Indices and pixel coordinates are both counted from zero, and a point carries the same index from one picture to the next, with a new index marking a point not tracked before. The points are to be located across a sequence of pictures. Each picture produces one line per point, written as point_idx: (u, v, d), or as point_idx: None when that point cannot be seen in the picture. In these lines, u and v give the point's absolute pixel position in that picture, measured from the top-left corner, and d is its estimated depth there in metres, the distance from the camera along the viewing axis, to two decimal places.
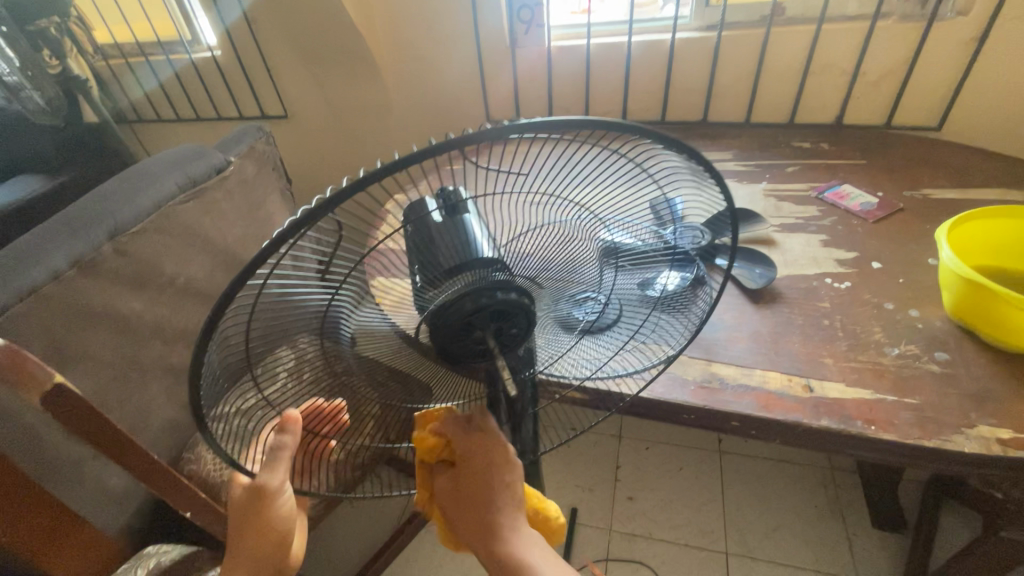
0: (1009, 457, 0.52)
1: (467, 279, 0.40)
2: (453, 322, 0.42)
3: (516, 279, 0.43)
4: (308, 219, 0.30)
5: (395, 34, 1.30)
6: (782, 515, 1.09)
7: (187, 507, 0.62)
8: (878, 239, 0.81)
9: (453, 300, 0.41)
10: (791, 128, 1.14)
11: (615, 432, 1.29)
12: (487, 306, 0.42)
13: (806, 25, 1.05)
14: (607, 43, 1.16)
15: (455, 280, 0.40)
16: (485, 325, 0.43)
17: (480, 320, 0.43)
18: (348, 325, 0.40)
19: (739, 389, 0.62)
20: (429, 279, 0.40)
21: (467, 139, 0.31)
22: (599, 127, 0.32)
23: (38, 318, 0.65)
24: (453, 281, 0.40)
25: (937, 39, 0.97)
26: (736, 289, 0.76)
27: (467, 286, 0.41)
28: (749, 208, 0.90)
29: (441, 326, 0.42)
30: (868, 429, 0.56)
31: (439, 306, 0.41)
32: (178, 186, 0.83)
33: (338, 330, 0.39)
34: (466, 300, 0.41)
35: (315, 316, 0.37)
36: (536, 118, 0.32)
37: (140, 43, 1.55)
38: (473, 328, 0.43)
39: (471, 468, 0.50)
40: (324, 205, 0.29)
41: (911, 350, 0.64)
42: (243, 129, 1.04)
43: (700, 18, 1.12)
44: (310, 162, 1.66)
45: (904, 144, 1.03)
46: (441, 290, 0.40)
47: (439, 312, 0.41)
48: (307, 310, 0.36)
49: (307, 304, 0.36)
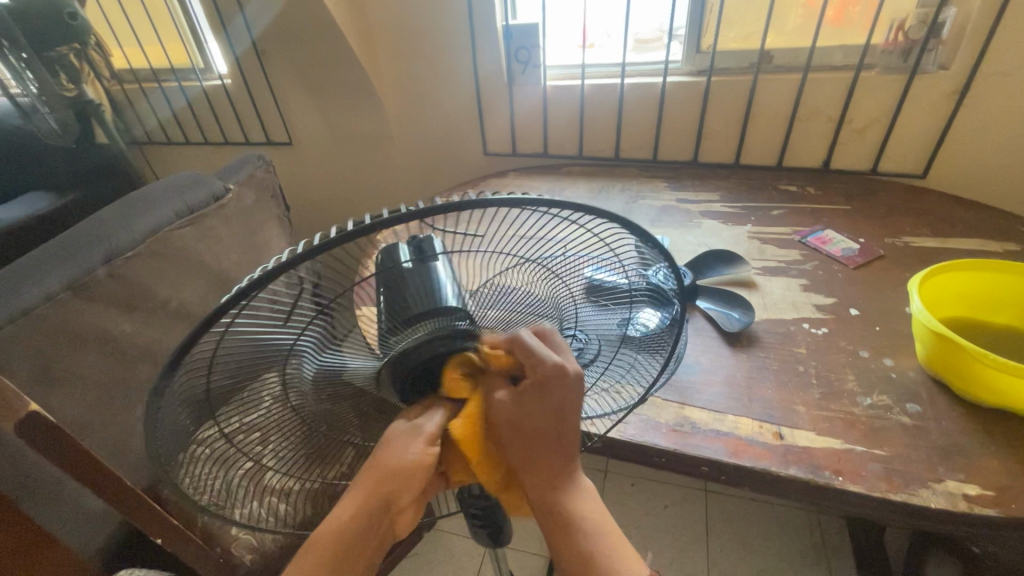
0: (976, 514, 0.52)
1: (428, 329, 0.39)
2: (412, 370, 0.41)
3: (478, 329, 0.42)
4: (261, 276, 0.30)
5: (398, 70, 1.35)
6: (765, 559, 1.08)
7: (159, 534, 0.62)
8: (856, 285, 0.82)
9: (409, 349, 0.40)
10: (779, 171, 1.16)
11: (601, 467, 1.28)
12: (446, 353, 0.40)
13: (792, 73, 1.08)
14: (601, 85, 1.20)
15: (415, 329, 0.39)
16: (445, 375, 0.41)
17: (440, 370, 0.41)
18: (311, 367, 0.40)
19: (709, 434, 0.62)
20: (392, 326, 0.38)
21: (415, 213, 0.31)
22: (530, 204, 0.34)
23: (30, 341, 0.65)
24: (413, 330, 0.39)
25: (919, 91, 1.00)
26: (715, 332, 0.77)
27: (428, 335, 0.39)
28: (732, 250, 0.91)
29: (399, 372, 0.41)
30: (837, 480, 0.56)
31: (399, 353, 0.40)
32: (175, 214, 0.86)
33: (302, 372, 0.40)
34: (424, 349, 0.40)
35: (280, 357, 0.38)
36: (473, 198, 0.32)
37: (154, 69, 1.61)
38: (431, 375, 0.41)
39: (554, 403, 0.39)
40: (280, 263, 0.30)
41: (884, 400, 0.64)
42: (244, 159, 1.09)
43: (691, 63, 1.16)
44: (311, 186, 1.69)
45: (888, 190, 1.05)
46: (401, 338, 0.39)
47: (396, 358, 0.40)
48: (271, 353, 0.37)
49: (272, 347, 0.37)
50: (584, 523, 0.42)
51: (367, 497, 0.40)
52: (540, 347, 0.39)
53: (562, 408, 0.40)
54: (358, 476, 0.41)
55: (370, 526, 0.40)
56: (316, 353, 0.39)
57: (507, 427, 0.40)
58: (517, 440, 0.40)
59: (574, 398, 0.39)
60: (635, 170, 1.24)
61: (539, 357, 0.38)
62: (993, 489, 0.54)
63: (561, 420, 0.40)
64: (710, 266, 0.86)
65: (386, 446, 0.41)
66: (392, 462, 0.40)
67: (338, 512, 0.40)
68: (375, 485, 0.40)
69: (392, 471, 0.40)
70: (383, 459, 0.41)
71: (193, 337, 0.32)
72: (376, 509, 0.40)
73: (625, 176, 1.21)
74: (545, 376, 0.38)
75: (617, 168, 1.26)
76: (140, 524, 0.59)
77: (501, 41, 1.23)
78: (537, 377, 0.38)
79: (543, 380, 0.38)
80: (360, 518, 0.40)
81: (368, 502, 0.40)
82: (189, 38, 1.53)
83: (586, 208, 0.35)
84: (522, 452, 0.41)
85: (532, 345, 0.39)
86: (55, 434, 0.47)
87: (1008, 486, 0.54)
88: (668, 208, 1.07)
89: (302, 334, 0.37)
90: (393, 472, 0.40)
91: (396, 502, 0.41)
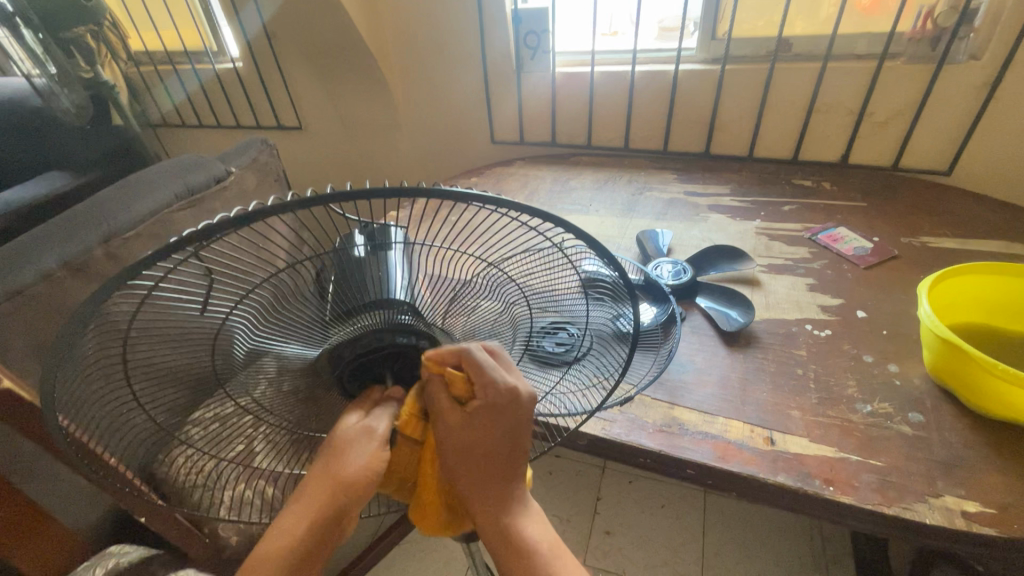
0: (974, 532, 0.49)
1: (370, 319, 0.40)
2: (347, 360, 0.41)
3: (421, 324, 0.42)
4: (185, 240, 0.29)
5: (406, 54, 1.33)
6: (762, 564, 1.06)
7: (143, 513, 0.65)
8: (866, 286, 0.79)
9: (347, 338, 0.40)
10: (794, 165, 1.12)
11: (600, 463, 1.27)
12: (385, 348, 0.41)
13: (812, 62, 1.03)
14: (611, 72, 1.16)
15: (356, 319, 0.40)
16: (383, 365, 0.42)
17: (377, 362, 0.42)
18: (243, 347, 0.38)
19: (697, 436, 0.60)
20: (338, 313, 0.39)
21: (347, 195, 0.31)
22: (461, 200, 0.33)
23: (24, 316, 0.66)
24: (354, 320, 0.40)
25: (946, 83, 0.94)
26: (711, 330, 0.74)
27: (366, 329, 0.40)
28: (737, 246, 0.88)
29: (338, 363, 0.41)
30: (827, 490, 0.53)
31: (336, 342, 0.41)
32: (175, 195, 0.86)
33: (233, 353, 0.38)
34: (362, 340, 0.41)
35: (208, 333, 0.36)
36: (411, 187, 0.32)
37: (169, 52, 1.63)
38: (368, 369, 0.42)
39: (505, 424, 0.38)
40: (203, 229, 0.29)
41: (884, 408, 0.61)
42: (248, 142, 1.08)
43: (706, 50, 1.11)
44: (320, 171, 1.69)
45: (908, 188, 1.00)
46: (342, 328, 0.40)
47: (334, 348, 0.41)
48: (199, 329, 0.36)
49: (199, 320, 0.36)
50: (534, 554, 0.41)
51: (322, 509, 0.39)
52: (494, 370, 0.37)
53: (510, 432, 0.39)
54: (310, 484, 0.40)
55: (318, 532, 0.40)
56: (250, 332, 0.38)
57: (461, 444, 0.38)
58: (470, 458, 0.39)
59: (521, 421, 0.39)
60: (645, 161, 1.20)
61: (491, 379, 0.36)
62: (994, 507, 0.51)
63: (507, 440, 0.40)
64: (712, 262, 0.83)
65: (340, 452, 0.40)
66: (348, 472, 0.39)
67: (285, 523, 0.40)
68: (331, 493, 0.39)
69: (349, 482, 0.39)
70: (339, 465, 0.39)
71: (104, 294, 0.31)
72: (328, 522, 0.40)
73: (633, 167, 1.18)
74: (493, 399, 0.37)
75: (626, 158, 1.22)
76: (124, 504, 0.63)
77: (510, 26, 1.20)
78: (490, 401, 0.37)
79: (496, 401, 0.37)
80: (314, 529, 0.39)
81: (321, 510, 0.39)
82: (202, 22, 1.54)
83: (499, 199, 0.33)
84: (470, 474, 0.40)
85: (479, 360, 0.37)
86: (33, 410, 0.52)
87: (1011, 504, 0.51)
88: (675, 201, 1.04)
89: (234, 311, 0.36)
90: (351, 483, 0.39)
91: (349, 513, 0.40)
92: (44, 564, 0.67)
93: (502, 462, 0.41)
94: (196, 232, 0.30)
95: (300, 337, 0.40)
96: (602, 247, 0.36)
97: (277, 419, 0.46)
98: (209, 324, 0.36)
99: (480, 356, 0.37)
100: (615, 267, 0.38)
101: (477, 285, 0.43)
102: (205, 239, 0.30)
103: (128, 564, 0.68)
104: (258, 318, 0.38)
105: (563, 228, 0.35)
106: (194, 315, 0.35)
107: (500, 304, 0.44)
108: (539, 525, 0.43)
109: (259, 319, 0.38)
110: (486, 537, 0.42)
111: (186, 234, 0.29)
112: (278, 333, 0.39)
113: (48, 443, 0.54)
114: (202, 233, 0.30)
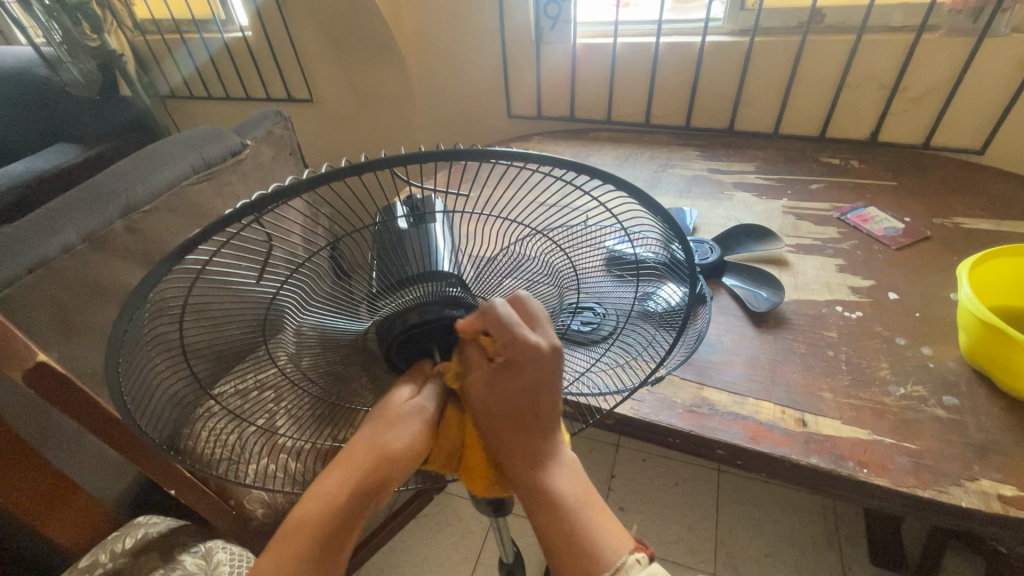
0: (1011, 516, 0.49)
1: (417, 293, 0.39)
2: (395, 336, 0.40)
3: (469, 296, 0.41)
4: (234, 217, 0.28)
5: (421, 23, 1.29)
6: (775, 542, 1.07)
7: (173, 485, 0.66)
8: (897, 268, 0.77)
9: (396, 312, 0.39)
10: (821, 143, 1.09)
11: (614, 441, 1.28)
12: (432, 322, 0.39)
13: (844, 35, 0.99)
14: (633, 44, 1.13)
15: (404, 292, 0.38)
16: (430, 340, 0.41)
17: (426, 335, 0.41)
18: (291, 322, 0.38)
19: (728, 416, 0.60)
20: (384, 287, 0.38)
21: (393, 161, 0.29)
22: (504, 157, 0.31)
23: (47, 290, 0.66)
24: (402, 293, 0.38)
25: (985, 57, 0.91)
26: (740, 311, 0.73)
27: (416, 300, 0.39)
28: (765, 225, 0.86)
29: (385, 338, 0.40)
30: (860, 472, 0.53)
31: (384, 316, 0.40)
32: (192, 167, 0.84)
33: (282, 326, 0.38)
34: (411, 313, 0.39)
35: (258, 308, 0.36)
36: (458, 149, 0.30)
37: (177, 20, 1.59)
38: (415, 342, 0.40)
39: (532, 381, 0.37)
40: (253, 204, 0.28)
41: (918, 391, 0.60)
42: (263, 114, 1.06)
43: (733, 21, 1.07)
44: (331, 146, 1.67)
45: (940, 167, 0.97)
46: (388, 302, 0.39)
47: (383, 321, 0.40)
48: (250, 303, 0.35)
49: (249, 295, 0.35)
50: (574, 510, 0.42)
51: (359, 475, 0.38)
52: (515, 323, 0.35)
53: (538, 390, 0.38)
54: (348, 450, 0.39)
55: (354, 506, 0.38)
56: (298, 307, 0.37)
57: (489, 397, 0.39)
58: (504, 414, 0.39)
59: (550, 377, 0.37)
60: (666, 137, 1.17)
61: (513, 334, 0.35)
62: None
63: (542, 395, 0.39)
64: (739, 241, 0.82)
65: (375, 416, 0.40)
66: (389, 443, 0.39)
67: (319, 488, 0.38)
68: (368, 467, 0.38)
69: (387, 449, 0.39)
70: (373, 435, 0.39)
71: (158, 275, 0.30)
72: (366, 494, 0.38)
73: (654, 143, 1.15)
74: (517, 354, 0.35)
75: (647, 134, 1.20)
76: (156, 476, 0.63)
77: None
78: (512, 357, 0.35)
79: (517, 356, 0.35)
80: (348, 503, 0.38)
81: (354, 483, 0.38)
82: None
83: (544, 158, 0.31)
84: (507, 429, 0.40)
85: (504, 320, 0.35)
86: (66, 383, 0.52)
87: None
88: (699, 178, 1.02)
89: (284, 286, 0.35)
90: (390, 451, 0.39)
91: (386, 487, 0.39)
92: (76, 533, 0.68)
93: (537, 418, 0.40)
94: (246, 206, 0.28)
95: (349, 312, 0.39)
96: (662, 213, 0.34)
97: (315, 392, 0.46)
98: (258, 299, 0.36)
99: (500, 313, 0.35)
100: (675, 236, 0.36)
101: (502, 261, 0.41)
102: (256, 214, 0.29)
103: (159, 534, 0.69)
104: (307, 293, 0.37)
105: (607, 183, 0.33)
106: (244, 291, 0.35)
107: (529, 279, 0.43)
108: (578, 481, 0.43)
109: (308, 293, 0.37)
110: (528, 498, 0.42)
111: (240, 205, 0.28)
112: (323, 306, 0.38)
113: (80, 415, 0.54)
114: (256, 204, 0.29)
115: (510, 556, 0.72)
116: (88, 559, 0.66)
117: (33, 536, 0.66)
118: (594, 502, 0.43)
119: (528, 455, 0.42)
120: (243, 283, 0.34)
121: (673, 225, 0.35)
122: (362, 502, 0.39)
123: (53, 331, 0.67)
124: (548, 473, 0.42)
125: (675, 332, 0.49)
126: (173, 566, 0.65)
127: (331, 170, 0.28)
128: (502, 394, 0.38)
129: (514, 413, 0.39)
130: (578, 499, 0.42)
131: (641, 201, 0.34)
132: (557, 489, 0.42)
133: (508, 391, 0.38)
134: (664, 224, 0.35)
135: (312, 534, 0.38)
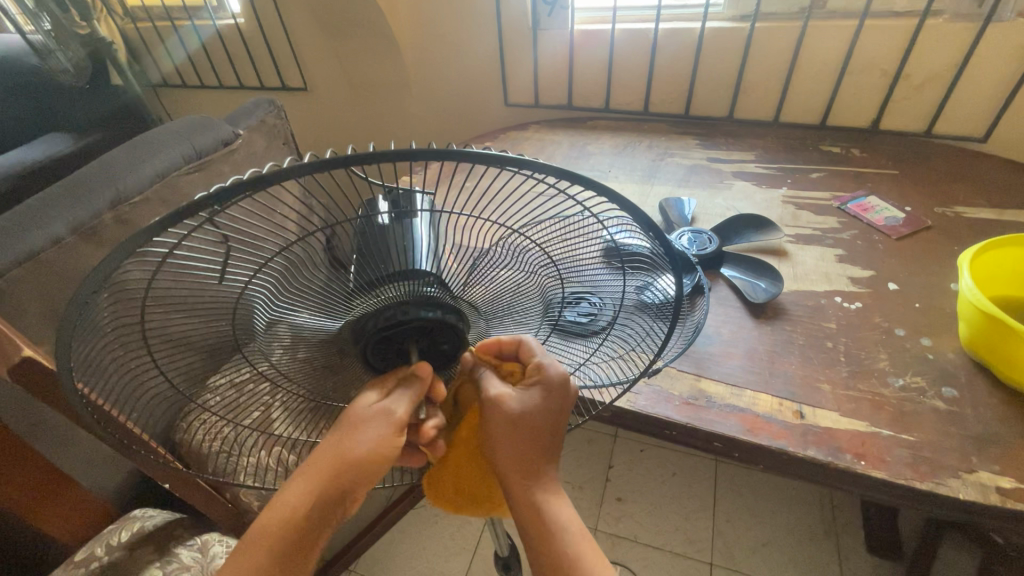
0: (1007, 508, 0.49)
1: (393, 292, 0.38)
2: (368, 333, 0.40)
3: (448, 298, 0.40)
4: (187, 209, 0.28)
5: (416, 10, 1.26)
6: (772, 532, 1.07)
7: (165, 479, 0.66)
8: (897, 258, 0.76)
9: (371, 311, 0.39)
10: (821, 131, 1.07)
11: (611, 432, 1.27)
12: (410, 321, 0.39)
13: (847, 21, 0.97)
14: (632, 30, 1.10)
15: (380, 290, 0.38)
16: (406, 338, 0.41)
17: (400, 335, 0.40)
18: (264, 317, 0.37)
19: (725, 409, 0.59)
20: (360, 283, 0.37)
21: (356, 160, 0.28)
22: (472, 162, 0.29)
23: (35, 284, 0.65)
24: (378, 293, 0.38)
25: (991, 42, 0.89)
26: (738, 302, 0.72)
27: (392, 300, 0.38)
28: (764, 215, 0.85)
29: (360, 335, 0.40)
30: (857, 465, 0.53)
31: (359, 316, 0.39)
32: (183, 158, 0.83)
33: (253, 323, 0.37)
34: (385, 312, 0.39)
35: (228, 301, 0.35)
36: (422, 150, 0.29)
37: (168, 8, 1.56)
38: (392, 341, 0.41)
39: (549, 404, 0.44)
40: (216, 194, 0.28)
41: (917, 382, 0.60)
42: (255, 102, 1.03)
43: (734, 6, 1.05)
44: (326, 135, 1.65)
45: (941, 155, 0.96)
46: (365, 301, 0.38)
47: (358, 321, 0.39)
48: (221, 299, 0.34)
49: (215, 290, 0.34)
50: (565, 536, 0.44)
51: (326, 477, 0.41)
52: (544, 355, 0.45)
53: (555, 413, 0.44)
54: (322, 452, 0.42)
55: (324, 505, 0.42)
56: (270, 303, 0.36)
57: (507, 424, 0.43)
58: (513, 441, 0.44)
59: (567, 404, 0.44)
60: (665, 126, 1.16)
61: (544, 363, 0.44)
62: None
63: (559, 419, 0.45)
64: (738, 232, 0.81)
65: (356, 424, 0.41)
66: (359, 445, 0.41)
67: (290, 489, 0.42)
68: (336, 468, 0.41)
69: (356, 454, 0.41)
70: (348, 437, 0.41)
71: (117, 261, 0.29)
72: (334, 495, 0.42)
73: (654, 132, 1.14)
74: (549, 378, 0.43)
75: (644, 123, 1.18)
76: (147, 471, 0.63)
77: None
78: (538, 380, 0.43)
79: (547, 381, 0.43)
80: (316, 506, 0.42)
81: (327, 486, 0.42)
82: None
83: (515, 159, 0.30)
84: (522, 446, 0.44)
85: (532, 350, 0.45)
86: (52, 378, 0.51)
87: None
88: (697, 167, 1.01)
89: (253, 281, 0.34)
90: (358, 454, 0.41)
91: (354, 488, 0.42)
92: (71, 528, 0.68)
93: (543, 448, 0.45)
94: (207, 196, 0.28)
95: (326, 309, 0.38)
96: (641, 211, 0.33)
97: (300, 387, 0.46)
98: (228, 293, 0.35)
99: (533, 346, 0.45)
100: (660, 236, 0.36)
101: (497, 253, 0.40)
102: (212, 205, 0.28)
103: (155, 527, 0.69)
104: (277, 289, 0.36)
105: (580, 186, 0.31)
106: (212, 283, 0.34)
107: (521, 275, 0.42)
108: (572, 514, 0.46)
109: (279, 290, 0.36)
110: (523, 516, 0.45)
111: (197, 197, 0.28)
112: (296, 304, 0.37)
113: (64, 410, 0.53)
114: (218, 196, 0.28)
115: (505, 549, 0.72)
116: (83, 552, 0.66)
117: (26, 529, 0.66)
118: (583, 534, 0.45)
119: (531, 479, 0.45)
120: (210, 277, 0.34)
121: (650, 218, 0.34)
122: (336, 496, 0.42)
123: (43, 324, 0.66)
124: (544, 493, 0.45)
125: (671, 322, 0.47)
126: (169, 559, 0.65)
127: (288, 168, 0.28)
128: (526, 413, 0.43)
129: (534, 431, 0.44)
130: (567, 526, 0.45)
131: (615, 196, 0.32)
132: (551, 517, 0.44)
133: (531, 410, 0.43)
134: (641, 217, 0.34)
135: (281, 532, 0.42)
